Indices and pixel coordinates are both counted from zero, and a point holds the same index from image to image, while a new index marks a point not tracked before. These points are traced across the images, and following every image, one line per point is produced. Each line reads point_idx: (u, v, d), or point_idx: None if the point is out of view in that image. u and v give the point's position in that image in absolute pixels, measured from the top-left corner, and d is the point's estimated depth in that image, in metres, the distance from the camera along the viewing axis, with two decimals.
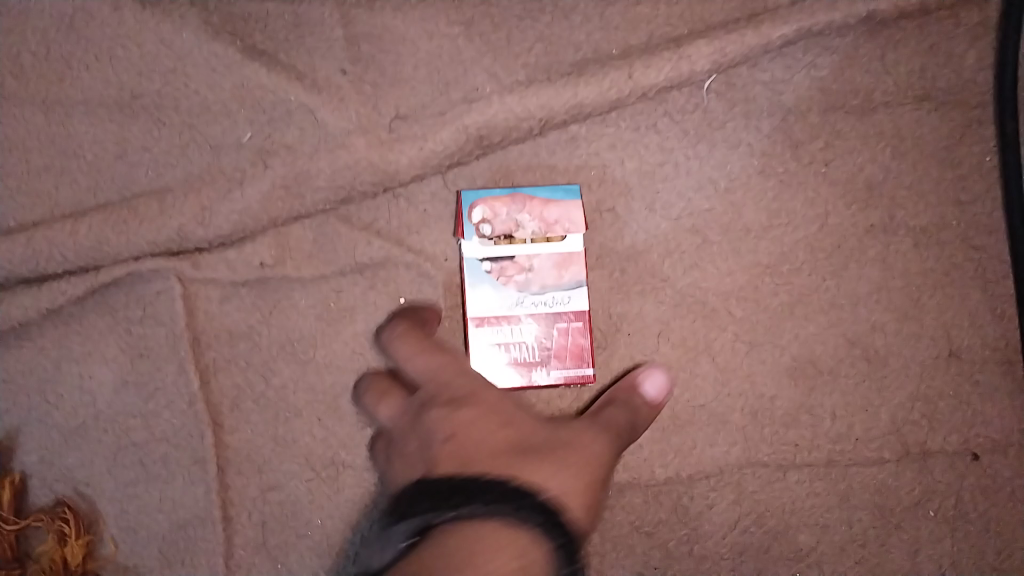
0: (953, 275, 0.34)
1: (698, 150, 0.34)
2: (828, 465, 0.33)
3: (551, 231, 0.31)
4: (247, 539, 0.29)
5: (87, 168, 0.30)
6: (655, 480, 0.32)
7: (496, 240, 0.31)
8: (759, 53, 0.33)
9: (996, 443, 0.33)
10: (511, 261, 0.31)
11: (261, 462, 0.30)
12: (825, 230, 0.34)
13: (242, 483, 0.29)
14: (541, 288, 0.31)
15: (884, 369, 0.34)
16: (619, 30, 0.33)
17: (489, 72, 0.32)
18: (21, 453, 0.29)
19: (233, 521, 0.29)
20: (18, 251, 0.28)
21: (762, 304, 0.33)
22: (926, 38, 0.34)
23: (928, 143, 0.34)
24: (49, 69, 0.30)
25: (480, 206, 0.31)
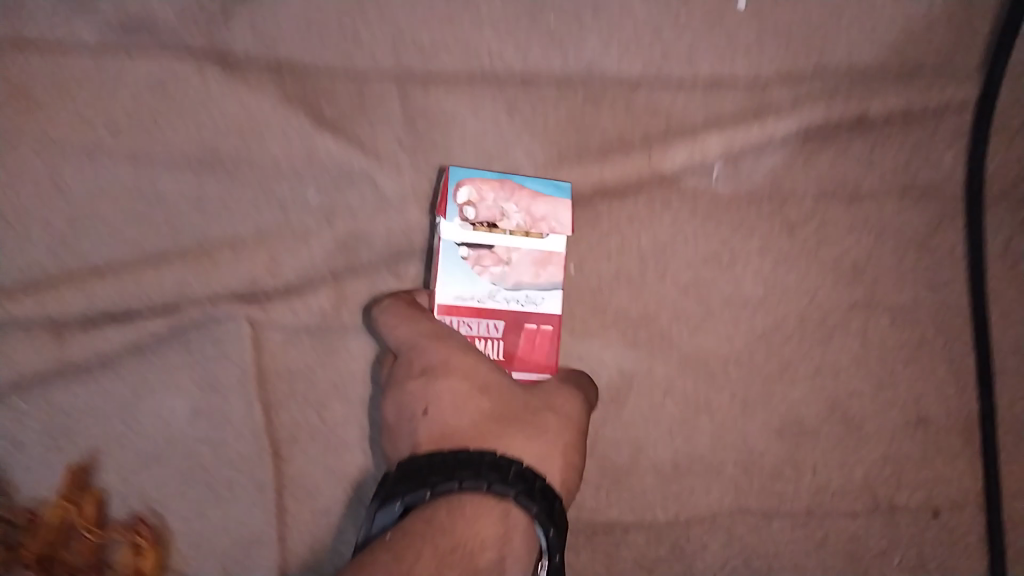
0: (922, 352, 0.39)
1: (705, 226, 0.38)
2: (807, 515, 0.37)
3: (534, 227, 0.33)
4: (298, 557, 0.33)
5: (170, 218, 0.33)
6: (655, 521, 0.36)
7: (478, 225, 0.32)
8: (760, 145, 0.38)
9: (955, 503, 0.38)
10: (489, 251, 0.33)
11: (313, 489, 0.33)
12: (813, 305, 0.38)
13: (296, 507, 0.33)
14: (516, 282, 0.33)
15: (859, 432, 0.38)
16: (642, 117, 0.37)
17: (528, 150, 0.36)
18: (100, 472, 0.32)
19: (287, 540, 0.33)
20: (116, 289, 0.32)
21: (755, 368, 0.38)
22: (908, 138, 0.39)
23: (906, 232, 0.39)
24: (141, 125, 0.33)
25: (467, 187, 0.33)
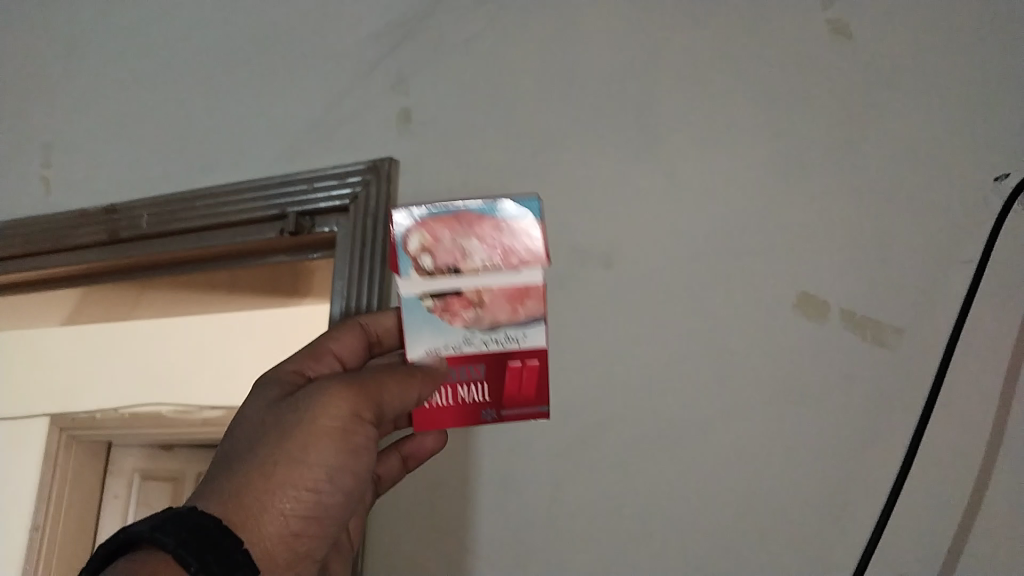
0: (773, 475, 0.58)
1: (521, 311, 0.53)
2: (733, 540, 0.58)
3: (507, 256, 0.50)
4: (500, 566, 0.64)
5: None
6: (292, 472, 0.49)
7: (433, 269, 0.50)
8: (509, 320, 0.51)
9: (814, 506, 0.57)
10: (457, 299, 0.50)
11: (504, 553, 0.64)
12: (711, 458, 0.60)
13: (490, 538, 0.65)
14: (488, 324, 0.51)
15: (758, 524, 0.58)
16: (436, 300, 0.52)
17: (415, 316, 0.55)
18: (418, 514, 0.68)
19: (503, 567, 0.64)
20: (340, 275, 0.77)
21: (680, 484, 0.60)
22: (691, 453, 0.61)
23: (732, 417, 0.61)
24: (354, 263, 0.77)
25: (413, 232, 0.50)
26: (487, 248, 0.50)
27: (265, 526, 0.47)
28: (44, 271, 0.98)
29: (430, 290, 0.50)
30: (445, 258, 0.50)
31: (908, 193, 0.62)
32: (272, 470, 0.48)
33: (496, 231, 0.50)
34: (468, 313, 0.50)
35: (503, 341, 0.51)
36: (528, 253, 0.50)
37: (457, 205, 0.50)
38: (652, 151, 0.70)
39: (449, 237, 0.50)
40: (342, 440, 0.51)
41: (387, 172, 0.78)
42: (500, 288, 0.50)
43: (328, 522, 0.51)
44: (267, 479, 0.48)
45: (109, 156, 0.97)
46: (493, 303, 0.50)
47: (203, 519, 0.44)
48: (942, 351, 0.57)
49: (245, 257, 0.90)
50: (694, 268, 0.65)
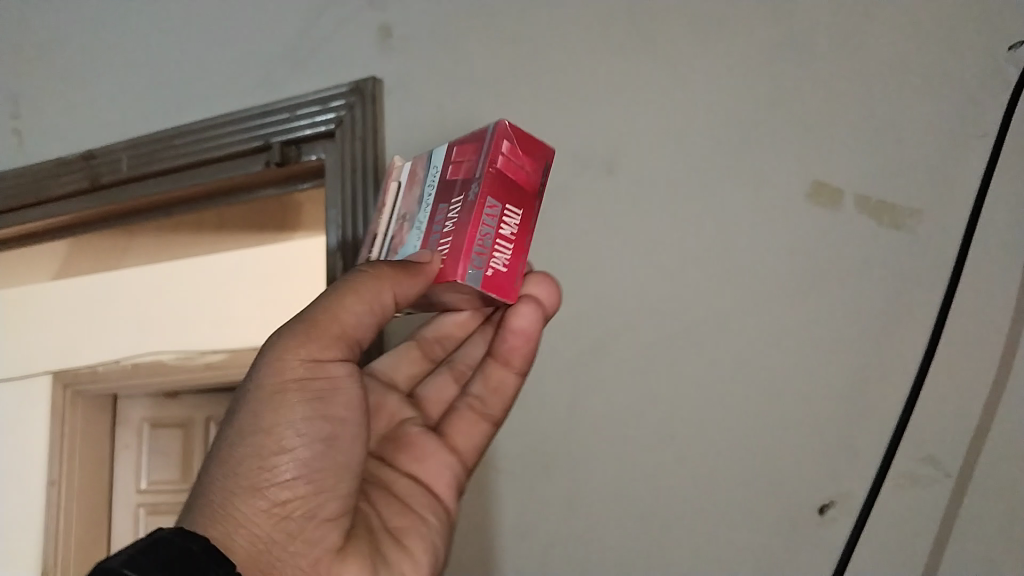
0: (795, 369, 0.58)
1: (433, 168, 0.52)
2: (758, 440, 0.57)
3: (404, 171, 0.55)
4: (524, 483, 0.63)
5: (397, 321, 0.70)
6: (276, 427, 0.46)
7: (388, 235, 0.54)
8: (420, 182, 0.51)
9: (839, 397, 0.56)
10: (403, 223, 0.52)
11: (527, 470, 0.63)
12: (731, 358, 0.59)
13: (512, 456, 0.64)
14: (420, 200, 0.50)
15: (783, 420, 0.57)
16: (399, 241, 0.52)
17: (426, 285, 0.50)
18: None
19: (527, 483, 0.63)
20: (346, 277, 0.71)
21: (701, 386, 0.60)
22: (711, 354, 0.60)
23: (750, 315, 0.59)
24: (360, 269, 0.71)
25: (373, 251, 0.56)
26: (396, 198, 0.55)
27: (252, 492, 0.44)
28: (30, 224, 0.95)
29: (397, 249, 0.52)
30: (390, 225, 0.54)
31: (920, 69, 0.59)
32: (244, 432, 0.45)
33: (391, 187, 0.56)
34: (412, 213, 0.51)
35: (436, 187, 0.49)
36: (405, 163, 0.55)
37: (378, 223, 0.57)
38: (649, 48, 0.67)
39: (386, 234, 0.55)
40: (310, 381, 0.47)
41: (372, 93, 0.75)
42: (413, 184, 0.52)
43: (337, 460, 0.47)
44: (240, 445, 0.45)
45: (79, 101, 0.93)
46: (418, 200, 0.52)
47: (191, 543, 0.41)
48: (963, 231, 0.56)
49: (233, 193, 0.88)
50: (701, 167, 0.63)
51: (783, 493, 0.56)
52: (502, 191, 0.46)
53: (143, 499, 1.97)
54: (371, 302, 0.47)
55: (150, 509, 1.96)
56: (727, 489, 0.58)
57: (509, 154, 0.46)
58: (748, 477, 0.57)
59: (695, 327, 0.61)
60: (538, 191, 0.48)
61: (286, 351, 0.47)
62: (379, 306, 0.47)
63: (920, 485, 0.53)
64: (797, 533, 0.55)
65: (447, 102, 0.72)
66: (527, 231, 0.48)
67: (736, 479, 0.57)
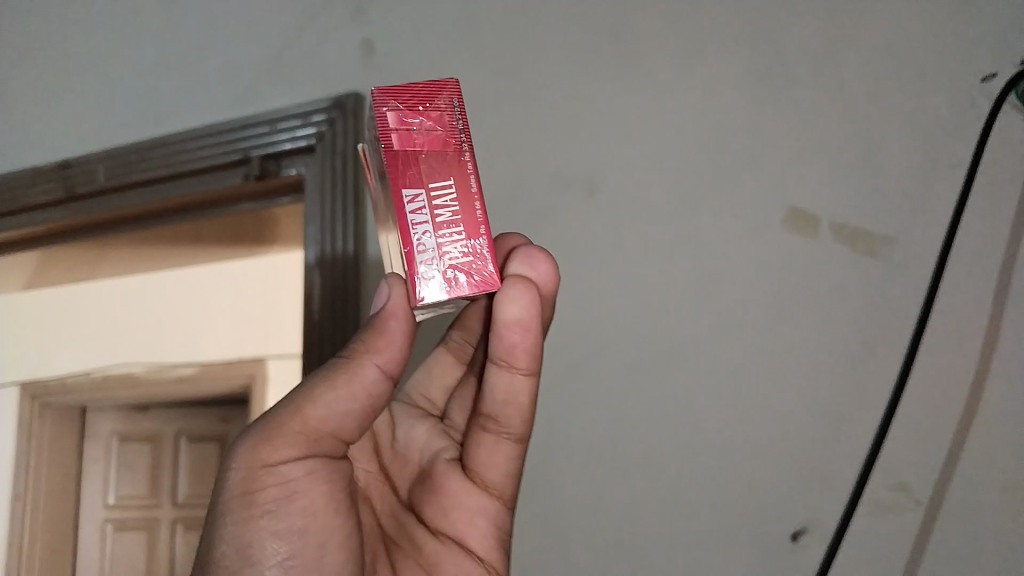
0: (770, 393, 0.58)
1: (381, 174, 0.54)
2: (733, 462, 0.58)
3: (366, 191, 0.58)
4: None
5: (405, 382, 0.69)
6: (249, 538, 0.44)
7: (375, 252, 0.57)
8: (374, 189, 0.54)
9: (813, 421, 0.56)
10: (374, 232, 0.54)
11: None
12: (707, 380, 0.59)
13: None
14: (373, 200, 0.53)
15: (757, 443, 0.57)
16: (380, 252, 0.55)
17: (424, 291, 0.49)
18: None
19: None
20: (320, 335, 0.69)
21: (676, 407, 0.60)
22: (687, 376, 0.60)
23: (726, 337, 0.60)
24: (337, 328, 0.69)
25: None
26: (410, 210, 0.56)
27: None
28: (4, 233, 0.94)
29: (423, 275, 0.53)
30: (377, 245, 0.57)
31: (894, 99, 0.60)
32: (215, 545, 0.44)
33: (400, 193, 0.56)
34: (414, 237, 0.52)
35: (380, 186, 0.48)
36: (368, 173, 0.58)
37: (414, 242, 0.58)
38: (630, 71, 0.67)
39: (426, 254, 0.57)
40: (294, 484, 0.46)
41: (353, 108, 0.74)
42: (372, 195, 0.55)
43: (319, 560, 0.46)
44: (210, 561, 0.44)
45: (58, 110, 0.92)
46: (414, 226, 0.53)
47: None
48: (935, 259, 0.56)
49: (210, 206, 0.87)
50: (681, 190, 0.64)
51: (757, 516, 0.56)
52: (416, 171, 0.43)
53: (110, 514, 1.95)
54: (344, 391, 0.45)
55: (117, 524, 1.95)
56: (700, 511, 0.58)
57: (402, 130, 0.44)
58: (720, 501, 0.57)
59: (671, 348, 0.61)
60: (457, 134, 0.44)
61: (259, 463, 0.45)
62: (355, 393, 0.46)
63: (890, 511, 0.53)
64: (768, 558, 0.55)
65: None
66: (473, 183, 0.44)
67: (709, 503, 0.57)
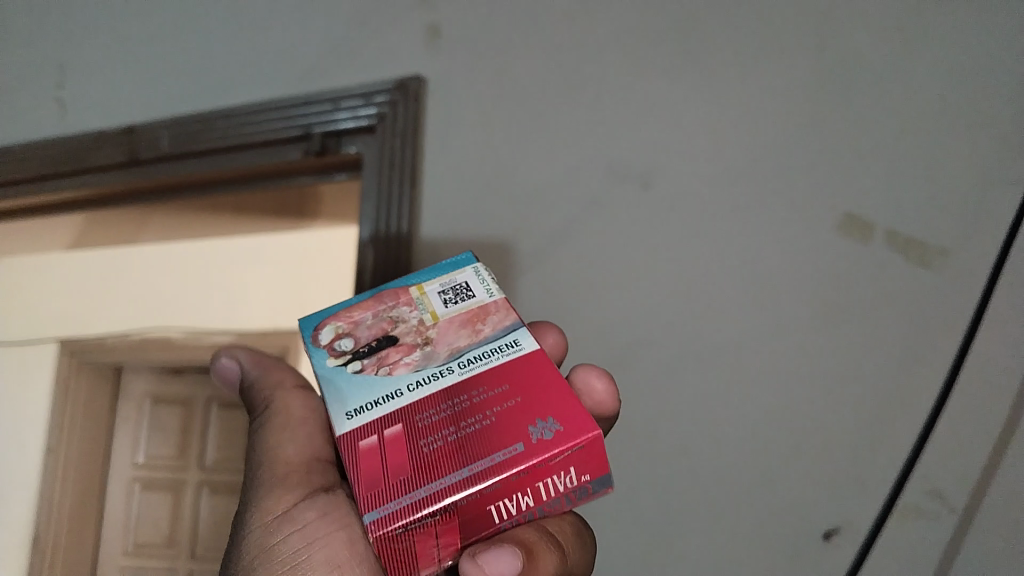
0: (811, 393, 0.59)
1: (411, 309, 0.48)
2: (770, 459, 0.59)
3: (453, 275, 0.50)
4: None
5: None
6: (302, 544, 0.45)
7: (457, 313, 0.47)
8: (426, 322, 0.47)
9: (853, 425, 0.57)
10: (450, 323, 0.47)
11: None
12: (748, 377, 0.61)
13: None
14: (445, 317, 0.47)
15: (796, 444, 0.58)
16: (452, 324, 0.47)
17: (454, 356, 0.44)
18: None
19: None
20: None
21: (717, 402, 0.61)
22: (728, 372, 0.61)
23: (770, 335, 0.61)
24: None
25: (498, 317, 0.46)
26: (417, 309, 0.48)
27: None
28: (67, 192, 0.97)
29: (495, 341, 0.44)
30: (366, 334, 0.47)
31: (954, 112, 0.61)
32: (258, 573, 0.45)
33: (367, 310, 0.49)
34: (474, 341, 0.45)
35: (402, 391, 0.43)
36: (396, 291, 0.50)
37: (446, 274, 0.50)
38: (690, 71, 0.69)
39: (456, 277, 0.50)
40: (302, 531, 0.45)
41: (416, 92, 0.76)
42: (451, 321, 0.47)
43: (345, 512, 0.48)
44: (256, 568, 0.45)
45: (126, 76, 0.95)
46: (455, 331, 0.46)
47: None
48: (988, 273, 0.57)
49: (269, 178, 0.89)
50: (734, 191, 0.65)
51: (791, 514, 0.57)
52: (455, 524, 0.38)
53: (137, 473, 1.94)
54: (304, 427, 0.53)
55: (143, 484, 1.94)
56: (734, 505, 0.59)
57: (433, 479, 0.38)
58: (756, 497, 0.58)
59: (716, 344, 0.62)
60: (410, 502, 0.37)
61: (264, 517, 0.47)
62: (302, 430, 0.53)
63: (925, 517, 0.54)
64: (798, 555, 0.56)
65: (488, 107, 0.74)
66: (388, 486, 0.38)
67: (744, 498, 0.58)
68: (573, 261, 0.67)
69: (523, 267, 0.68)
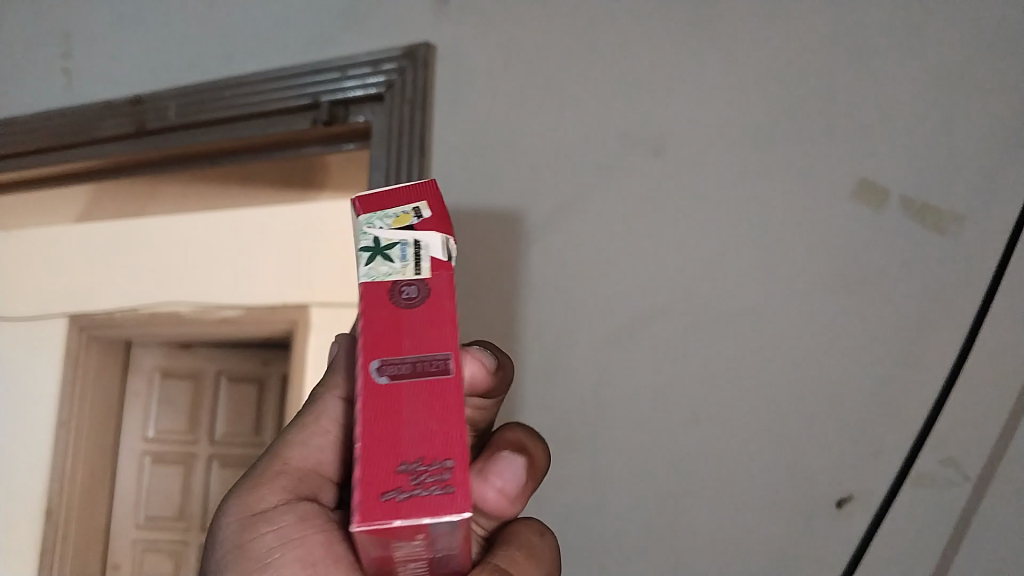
0: (825, 360, 0.58)
1: None
2: (782, 427, 0.58)
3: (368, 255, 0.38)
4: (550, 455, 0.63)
5: None
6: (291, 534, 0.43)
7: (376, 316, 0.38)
8: None
9: (868, 392, 0.57)
10: None
11: (552, 440, 0.63)
12: (761, 344, 0.60)
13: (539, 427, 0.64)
14: None
15: (810, 411, 0.58)
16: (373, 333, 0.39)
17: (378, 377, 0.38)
18: None
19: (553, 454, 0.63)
20: None
21: (730, 371, 0.60)
22: (740, 340, 0.61)
23: (784, 302, 0.60)
24: None
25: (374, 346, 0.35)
26: None
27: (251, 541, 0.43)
28: (74, 165, 0.97)
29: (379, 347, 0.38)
30: None
31: (972, 74, 0.59)
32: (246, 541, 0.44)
33: None
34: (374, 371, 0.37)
35: None
36: None
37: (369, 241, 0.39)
38: (703, 36, 0.68)
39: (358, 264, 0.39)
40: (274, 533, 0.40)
41: (425, 58, 0.75)
42: None
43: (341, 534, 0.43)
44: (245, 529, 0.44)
45: (133, 44, 0.94)
46: None
47: None
48: (1006, 240, 0.56)
49: (276, 149, 0.89)
50: (748, 157, 0.64)
51: (803, 482, 0.57)
52: None
53: (149, 447, 1.98)
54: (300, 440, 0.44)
55: (155, 457, 1.98)
56: (747, 473, 0.58)
57: None
58: (769, 464, 0.58)
59: (728, 311, 0.61)
60: None
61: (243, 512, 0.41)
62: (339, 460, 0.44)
63: (939, 485, 0.54)
64: (809, 523, 0.56)
65: (498, 73, 0.73)
66: None
67: (757, 465, 0.58)
68: (584, 228, 0.67)
69: (534, 234, 0.68)
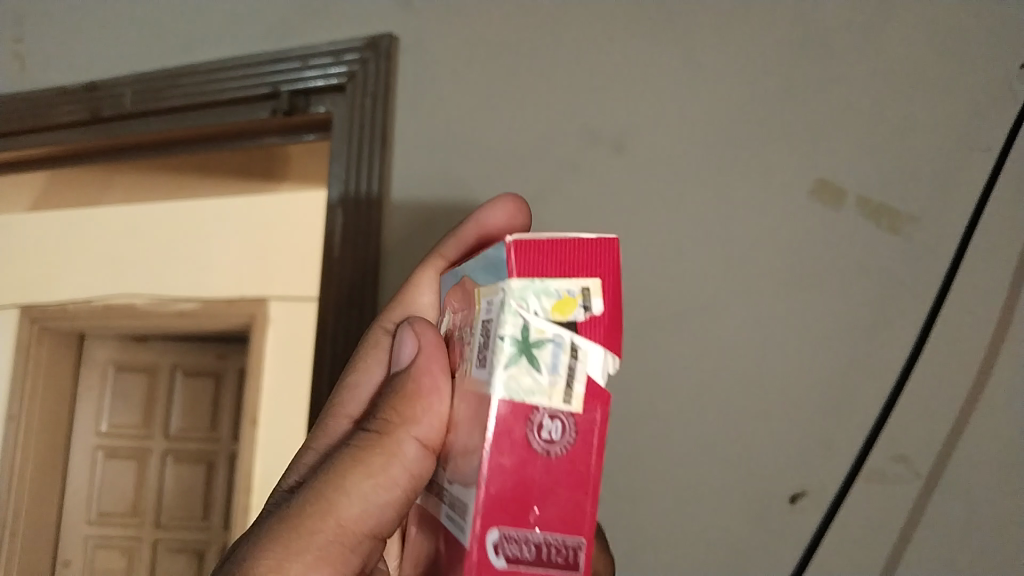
0: (781, 359, 0.59)
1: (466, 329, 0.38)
2: (739, 424, 0.59)
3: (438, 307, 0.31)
4: None
5: None
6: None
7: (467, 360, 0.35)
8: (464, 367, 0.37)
9: (822, 390, 0.58)
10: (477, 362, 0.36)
11: None
12: (719, 342, 0.61)
13: None
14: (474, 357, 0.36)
15: (765, 408, 0.59)
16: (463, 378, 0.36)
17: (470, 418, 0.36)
18: None
19: None
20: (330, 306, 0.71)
21: (688, 367, 0.61)
22: (699, 337, 0.61)
23: (742, 300, 0.61)
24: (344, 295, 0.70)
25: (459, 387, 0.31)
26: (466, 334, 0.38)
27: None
28: (26, 152, 0.94)
29: None
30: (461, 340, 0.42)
31: (927, 78, 0.60)
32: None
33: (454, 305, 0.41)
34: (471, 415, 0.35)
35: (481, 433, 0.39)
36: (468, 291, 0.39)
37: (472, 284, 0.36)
38: (665, 33, 0.68)
39: None
40: None
41: (387, 49, 0.75)
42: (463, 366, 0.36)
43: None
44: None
45: (88, 29, 0.91)
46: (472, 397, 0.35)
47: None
48: (957, 242, 0.57)
49: (235, 138, 0.88)
50: (708, 155, 0.64)
51: (758, 478, 0.58)
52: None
53: (102, 442, 1.94)
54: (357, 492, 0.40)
55: (108, 452, 1.94)
56: (704, 469, 0.59)
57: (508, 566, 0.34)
58: (726, 461, 0.58)
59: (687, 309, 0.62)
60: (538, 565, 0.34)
61: None
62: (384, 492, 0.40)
63: (890, 482, 0.55)
64: (763, 520, 0.57)
65: (461, 67, 0.73)
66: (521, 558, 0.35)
67: (714, 462, 0.59)
68: (544, 224, 0.67)
69: None
